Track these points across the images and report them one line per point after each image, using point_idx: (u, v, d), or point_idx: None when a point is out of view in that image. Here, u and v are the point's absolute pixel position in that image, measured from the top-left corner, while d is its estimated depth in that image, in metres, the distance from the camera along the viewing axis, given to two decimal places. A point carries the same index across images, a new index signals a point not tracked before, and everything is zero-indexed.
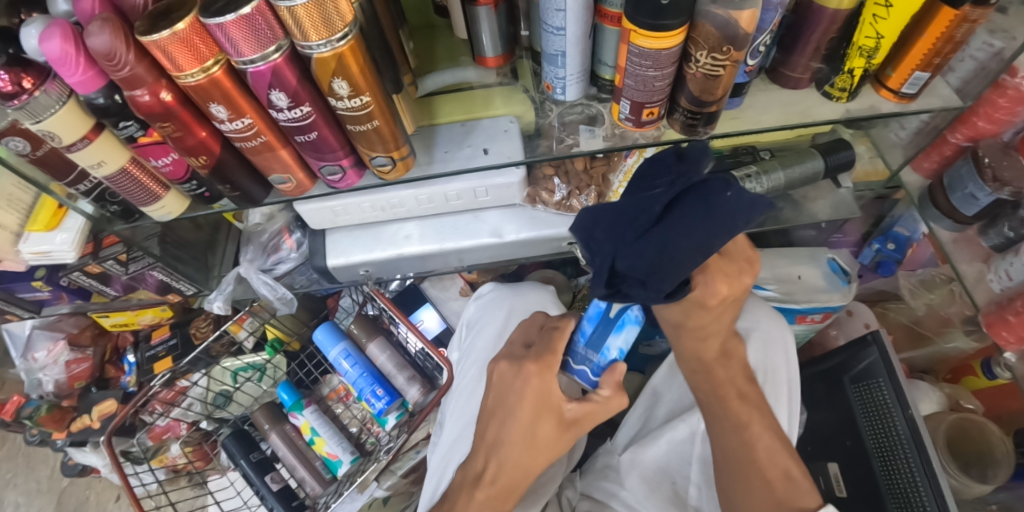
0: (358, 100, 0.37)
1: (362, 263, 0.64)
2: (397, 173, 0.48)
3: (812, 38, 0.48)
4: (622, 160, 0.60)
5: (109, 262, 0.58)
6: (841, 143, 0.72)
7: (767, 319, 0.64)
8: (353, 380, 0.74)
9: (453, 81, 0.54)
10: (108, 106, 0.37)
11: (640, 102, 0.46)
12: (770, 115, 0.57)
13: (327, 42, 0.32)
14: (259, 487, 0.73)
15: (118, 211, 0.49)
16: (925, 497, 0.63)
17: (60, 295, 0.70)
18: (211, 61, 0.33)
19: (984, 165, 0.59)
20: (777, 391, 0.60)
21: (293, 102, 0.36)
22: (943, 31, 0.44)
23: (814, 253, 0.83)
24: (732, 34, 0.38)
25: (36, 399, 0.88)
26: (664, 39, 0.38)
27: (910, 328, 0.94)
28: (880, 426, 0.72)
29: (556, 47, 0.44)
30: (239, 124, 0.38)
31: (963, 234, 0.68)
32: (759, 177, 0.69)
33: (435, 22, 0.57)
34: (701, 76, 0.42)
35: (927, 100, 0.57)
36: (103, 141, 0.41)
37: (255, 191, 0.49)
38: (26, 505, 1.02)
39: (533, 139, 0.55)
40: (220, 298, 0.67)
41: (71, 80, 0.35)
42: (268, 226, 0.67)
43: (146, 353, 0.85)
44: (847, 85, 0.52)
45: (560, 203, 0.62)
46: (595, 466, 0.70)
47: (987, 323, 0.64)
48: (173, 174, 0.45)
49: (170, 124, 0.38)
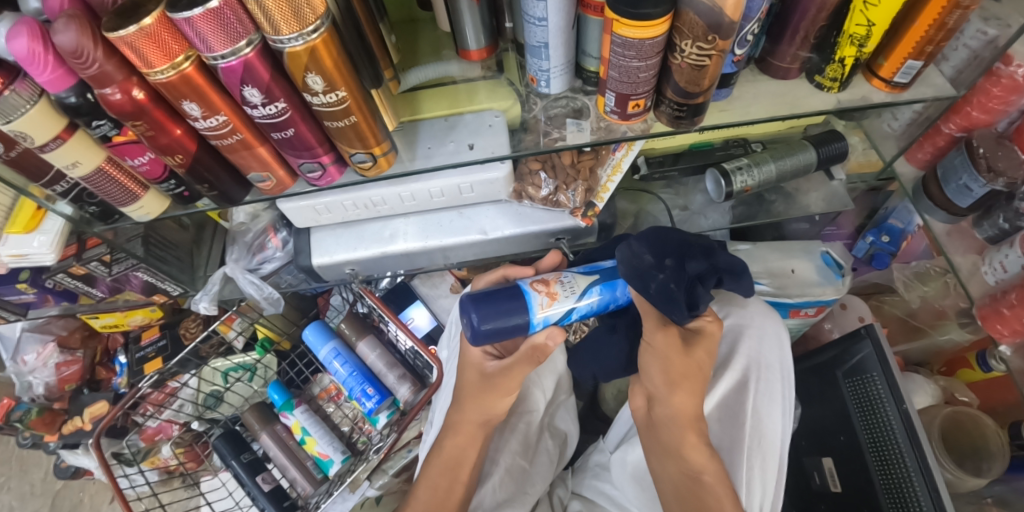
0: (334, 95, 0.36)
1: (347, 261, 0.63)
2: (377, 169, 0.48)
3: (801, 26, 0.47)
4: (610, 154, 0.60)
5: (93, 263, 0.58)
6: (833, 135, 0.71)
7: (759, 314, 0.63)
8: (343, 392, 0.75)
9: (435, 75, 0.53)
10: (80, 105, 0.36)
11: (625, 93, 0.45)
12: (760, 106, 0.56)
13: (299, 35, 0.32)
14: (250, 487, 0.73)
15: (97, 211, 0.49)
16: (920, 494, 0.63)
17: (46, 298, 0.69)
18: (181, 57, 0.33)
19: (978, 156, 0.58)
20: (770, 387, 0.59)
21: (267, 98, 0.36)
22: (936, 18, 0.43)
23: (807, 246, 0.82)
24: (716, 22, 0.37)
25: (27, 402, 0.87)
26: (648, 28, 0.37)
27: (905, 321, 0.94)
28: (874, 420, 0.72)
29: (539, 39, 0.43)
30: (213, 121, 0.37)
31: (957, 226, 0.68)
32: (750, 169, 0.68)
33: (418, 16, 0.56)
34: (687, 67, 0.42)
35: (920, 89, 0.56)
36: (76, 140, 0.40)
37: (234, 189, 0.48)
38: (20, 508, 1.02)
39: (518, 132, 0.54)
40: (206, 298, 0.66)
41: (40, 79, 0.34)
42: (253, 225, 0.67)
43: (135, 354, 0.84)
44: (838, 75, 0.52)
45: (547, 198, 0.61)
46: (586, 464, 0.69)
47: (981, 316, 0.64)
48: (150, 173, 0.44)
49: (143, 122, 0.37)
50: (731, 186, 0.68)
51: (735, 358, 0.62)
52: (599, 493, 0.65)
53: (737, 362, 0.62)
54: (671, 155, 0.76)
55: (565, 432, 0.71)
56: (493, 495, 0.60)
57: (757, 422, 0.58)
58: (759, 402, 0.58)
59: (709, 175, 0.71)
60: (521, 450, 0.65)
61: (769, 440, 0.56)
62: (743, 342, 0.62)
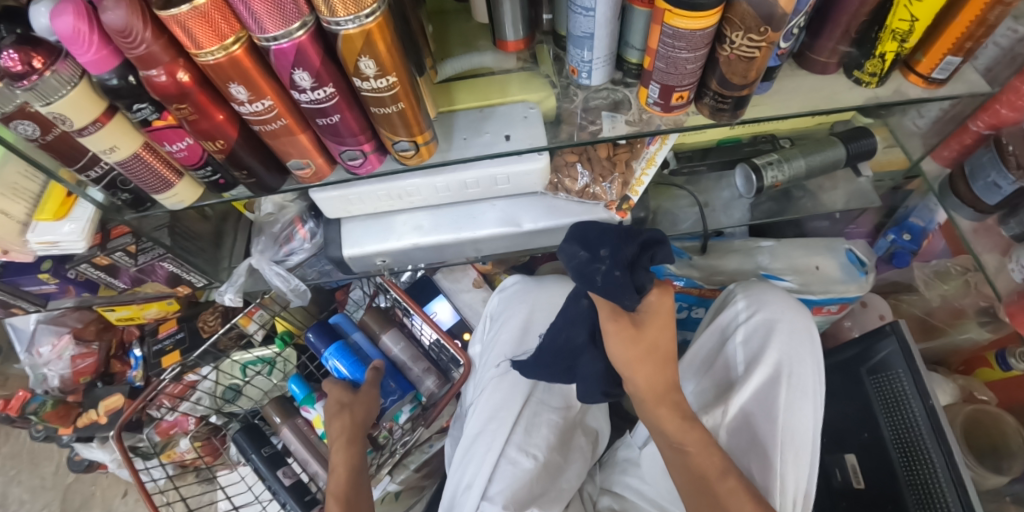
0: (384, 80, 0.36)
1: (378, 253, 0.62)
2: (418, 158, 0.47)
3: (842, 21, 0.47)
4: (645, 147, 0.60)
5: (117, 253, 0.56)
6: (862, 131, 0.70)
7: (791, 310, 0.64)
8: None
9: (470, 66, 0.53)
10: (122, 88, 0.35)
11: (670, 85, 0.44)
12: (795, 101, 0.55)
13: (354, 18, 0.31)
14: (271, 482, 0.72)
15: (129, 199, 0.48)
16: (945, 491, 0.63)
17: (67, 289, 0.68)
18: (232, 38, 0.32)
19: (1007, 153, 0.58)
20: (802, 383, 0.59)
21: (317, 82, 0.35)
22: (978, 13, 0.43)
23: (830, 243, 0.82)
24: (768, 13, 0.36)
25: (42, 394, 0.86)
26: (700, 19, 0.37)
27: (924, 320, 0.94)
28: (899, 417, 0.71)
29: (583, 29, 0.43)
30: (258, 106, 0.37)
31: (983, 223, 0.67)
32: (780, 164, 0.68)
33: (451, 6, 0.55)
34: (734, 58, 0.41)
35: (955, 86, 0.56)
36: (115, 125, 0.39)
37: (271, 177, 0.47)
38: (31, 501, 1.01)
39: (555, 125, 0.54)
40: (231, 290, 0.66)
41: (83, 59, 0.34)
42: (280, 216, 0.65)
43: (152, 347, 0.84)
44: (878, 70, 0.51)
45: (583, 190, 0.60)
46: (614, 459, 0.69)
47: (1010, 313, 0.64)
48: (187, 159, 0.43)
49: (187, 106, 0.36)
50: (761, 182, 0.67)
51: (766, 354, 0.61)
52: (627, 487, 0.64)
53: (770, 356, 0.60)
54: (699, 150, 0.77)
55: (596, 429, 0.70)
56: (528, 488, 0.58)
57: (789, 416, 0.57)
58: (791, 395, 0.58)
59: (738, 170, 0.71)
60: (557, 444, 0.64)
61: (801, 433, 0.57)
62: (775, 337, 0.62)
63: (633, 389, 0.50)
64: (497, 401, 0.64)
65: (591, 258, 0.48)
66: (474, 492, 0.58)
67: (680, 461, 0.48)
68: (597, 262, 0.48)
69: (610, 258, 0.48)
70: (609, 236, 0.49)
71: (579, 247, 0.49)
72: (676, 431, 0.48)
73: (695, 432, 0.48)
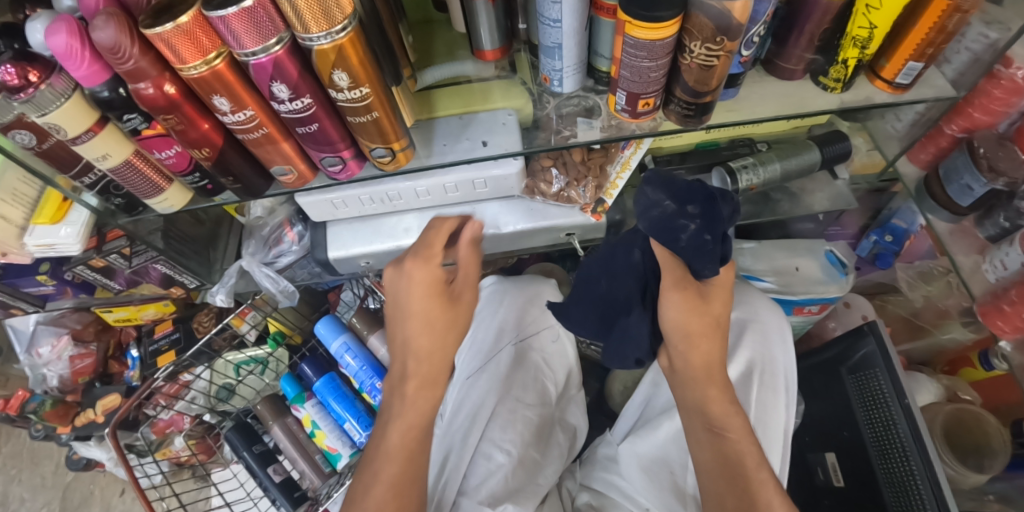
0: (358, 91, 0.38)
1: (362, 255, 0.64)
2: (396, 164, 0.49)
3: (806, 29, 0.48)
4: (620, 151, 0.61)
5: (113, 255, 0.59)
6: (838, 135, 0.72)
7: (764, 309, 0.66)
8: (346, 409, 0.75)
9: (451, 74, 0.55)
10: (113, 99, 0.38)
11: (635, 93, 0.46)
12: (766, 105, 0.57)
13: (327, 34, 0.33)
14: (262, 478, 0.75)
15: (122, 204, 0.50)
16: (922, 488, 0.64)
17: (65, 290, 0.71)
18: (214, 53, 0.34)
19: (979, 156, 0.60)
20: (774, 381, 0.62)
21: (294, 94, 0.37)
22: (936, 21, 0.45)
23: (811, 245, 0.84)
24: (725, 24, 0.38)
25: (41, 394, 0.89)
26: (659, 29, 0.39)
27: (909, 321, 0.95)
28: (877, 416, 0.73)
29: (553, 40, 0.45)
30: (241, 116, 0.39)
31: (959, 225, 0.69)
32: (755, 168, 0.70)
33: (434, 17, 0.58)
34: (696, 67, 0.43)
35: (921, 91, 0.57)
36: (107, 134, 0.41)
37: (257, 182, 0.50)
38: (31, 499, 1.04)
39: (532, 131, 0.56)
40: (222, 291, 0.69)
41: (76, 73, 0.36)
42: (270, 220, 0.68)
43: (149, 347, 0.86)
44: (841, 76, 0.53)
45: (558, 194, 0.63)
46: (593, 456, 0.71)
47: (981, 313, 0.65)
48: (176, 166, 0.45)
49: (174, 116, 0.38)
50: (737, 184, 0.69)
51: (739, 353, 0.63)
52: (607, 484, 0.66)
53: (743, 355, 0.63)
54: (678, 153, 0.77)
55: (574, 426, 0.72)
56: (505, 484, 0.60)
57: (761, 413, 0.60)
58: (763, 392, 0.61)
59: (715, 172, 0.72)
60: (532, 440, 0.65)
61: (774, 429, 0.59)
62: (748, 336, 0.64)
63: (684, 364, 0.51)
64: (475, 398, 0.66)
65: (680, 212, 0.48)
66: (451, 487, 0.60)
67: (714, 443, 0.49)
68: (674, 215, 0.48)
69: (702, 219, 0.48)
70: (698, 194, 0.49)
71: (667, 197, 0.48)
72: (720, 410, 0.50)
73: (738, 419, 0.50)
